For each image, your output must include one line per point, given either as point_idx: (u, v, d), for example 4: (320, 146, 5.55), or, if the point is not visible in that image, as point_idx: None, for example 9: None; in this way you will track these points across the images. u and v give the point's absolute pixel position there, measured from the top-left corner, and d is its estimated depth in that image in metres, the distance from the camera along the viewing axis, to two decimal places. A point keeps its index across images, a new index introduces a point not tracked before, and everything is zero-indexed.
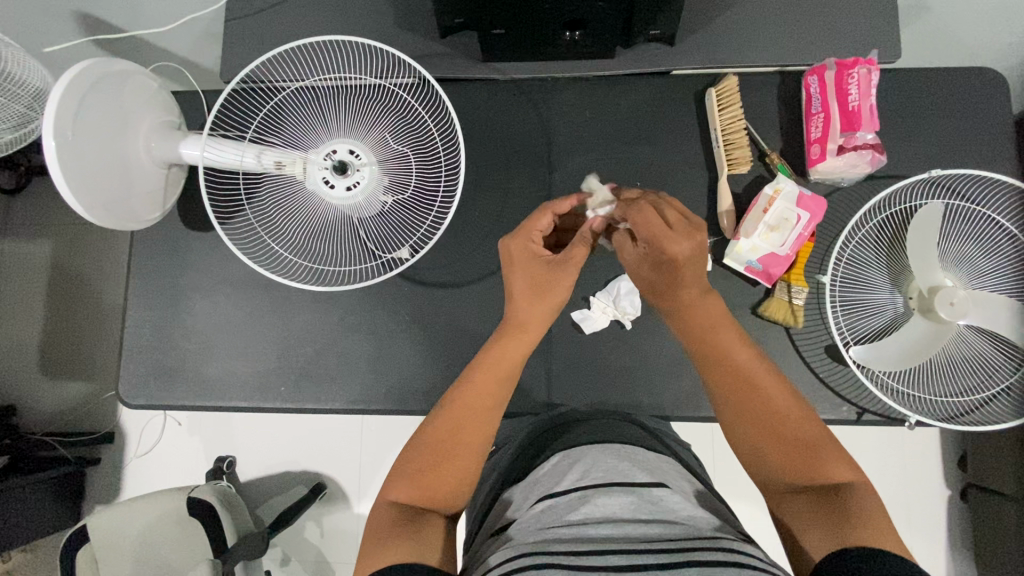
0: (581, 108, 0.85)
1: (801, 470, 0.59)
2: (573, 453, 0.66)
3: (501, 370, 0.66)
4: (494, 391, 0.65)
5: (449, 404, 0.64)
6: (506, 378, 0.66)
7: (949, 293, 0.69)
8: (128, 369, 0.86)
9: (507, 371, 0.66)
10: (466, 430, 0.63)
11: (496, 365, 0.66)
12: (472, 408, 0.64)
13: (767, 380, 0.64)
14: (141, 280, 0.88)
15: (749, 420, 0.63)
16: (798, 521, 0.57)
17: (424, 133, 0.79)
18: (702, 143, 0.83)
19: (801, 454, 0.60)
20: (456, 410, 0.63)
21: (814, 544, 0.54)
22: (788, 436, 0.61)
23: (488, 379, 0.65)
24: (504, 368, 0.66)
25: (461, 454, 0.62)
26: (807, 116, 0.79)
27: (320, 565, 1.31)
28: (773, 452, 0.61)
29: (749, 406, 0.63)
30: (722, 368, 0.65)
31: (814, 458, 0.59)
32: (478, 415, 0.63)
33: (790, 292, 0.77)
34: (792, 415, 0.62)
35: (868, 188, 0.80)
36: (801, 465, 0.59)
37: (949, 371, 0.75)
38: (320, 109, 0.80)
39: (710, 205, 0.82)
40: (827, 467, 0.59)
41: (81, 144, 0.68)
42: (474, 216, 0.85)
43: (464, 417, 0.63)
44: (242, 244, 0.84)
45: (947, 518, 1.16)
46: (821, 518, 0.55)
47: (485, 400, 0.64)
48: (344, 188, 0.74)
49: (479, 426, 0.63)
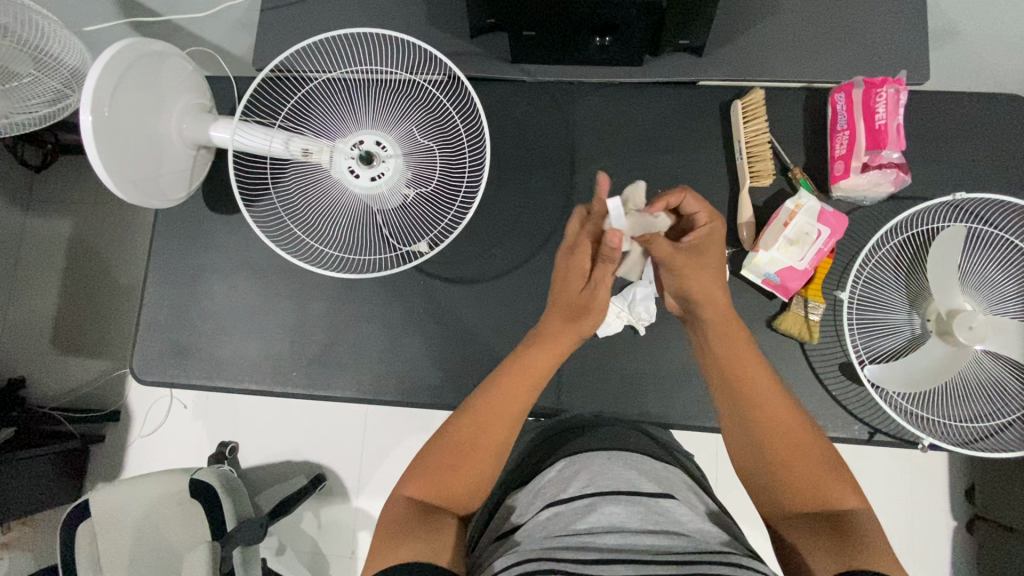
0: (606, 113, 0.86)
1: (808, 489, 0.59)
2: (578, 460, 0.65)
3: (530, 382, 0.65)
4: (518, 402, 0.65)
5: (471, 408, 0.64)
6: (532, 391, 0.66)
7: (969, 317, 0.68)
8: (144, 346, 0.87)
9: (533, 383, 0.66)
10: (483, 424, 0.63)
11: (526, 368, 0.66)
12: (497, 410, 0.64)
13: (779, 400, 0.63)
14: (162, 259, 0.89)
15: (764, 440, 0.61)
16: (802, 541, 0.56)
17: (451, 128, 0.80)
18: (724, 154, 0.84)
19: (812, 477, 0.59)
20: (481, 416, 0.63)
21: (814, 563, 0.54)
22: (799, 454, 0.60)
23: (514, 386, 0.65)
24: (532, 378, 0.65)
25: (477, 456, 0.62)
26: (833, 132, 0.79)
27: (315, 556, 1.31)
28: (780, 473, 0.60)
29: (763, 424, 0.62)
30: (733, 389, 0.65)
31: (822, 480, 0.59)
32: (501, 427, 0.63)
33: (807, 306, 0.77)
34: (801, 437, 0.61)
35: (890, 208, 0.80)
36: (809, 484, 0.59)
37: (965, 397, 0.74)
38: (350, 101, 0.81)
39: (730, 216, 0.82)
40: (832, 489, 0.58)
41: (118, 121, 0.70)
42: (494, 214, 0.86)
43: (482, 424, 0.63)
44: (265, 226, 0.85)
45: (952, 549, 1.14)
46: (825, 540, 0.55)
47: (511, 407, 0.64)
48: (369, 178, 0.74)
49: (498, 434, 0.63)
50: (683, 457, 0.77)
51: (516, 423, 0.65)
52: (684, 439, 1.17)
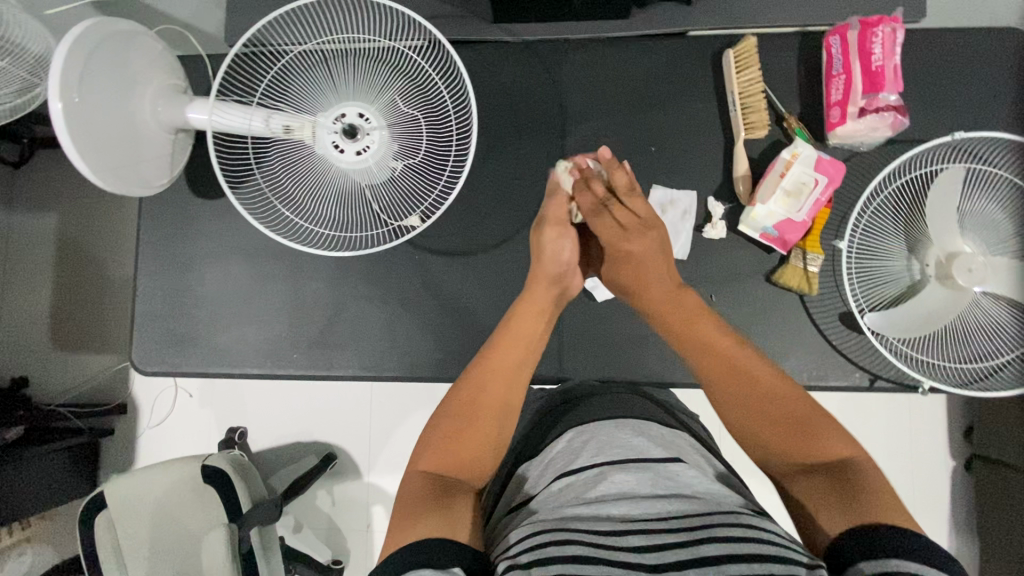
0: (593, 71, 0.84)
1: (797, 446, 0.58)
2: (584, 430, 0.65)
3: (523, 343, 0.70)
4: (515, 361, 0.69)
5: (476, 370, 0.68)
6: (527, 351, 0.70)
7: (968, 259, 0.69)
8: (142, 337, 0.87)
9: (528, 344, 0.70)
10: (494, 387, 0.66)
11: (517, 331, 0.70)
12: (500, 366, 0.68)
13: (755, 368, 0.63)
14: (152, 249, 0.88)
15: (748, 406, 0.61)
16: (806, 498, 0.55)
17: (434, 96, 0.77)
18: (717, 107, 0.82)
19: (800, 433, 0.58)
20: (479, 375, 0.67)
21: (826, 522, 0.52)
22: (779, 414, 0.60)
23: (510, 351, 0.69)
24: (526, 339, 0.70)
25: (485, 418, 0.64)
26: (828, 77, 0.76)
27: (331, 531, 1.35)
28: (773, 437, 0.59)
29: (741, 396, 0.62)
30: (709, 359, 0.65)
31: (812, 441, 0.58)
32: (499, 388, 0.66)
33: (805, 258, 0.76)
34: (780, 395, 0.61)
35: (887, 152, 0.79)
36: (800, 441, 0.58)
37: (965, 339, 0.74)
38: (328, 72, 0.77)
39: (726, 170, 0.81)
40: (823, 442, 0.57)
41: (87, 108, 0.67)
42: (486, 181, 0.84)
43: (491, 385, 0.67)
44: (250, 209, 0.81)
45: (951, 487, 1.18)
46: (829, 497, 0.53)
47: (508, 367, 0.68)
48: (354, 152, 0.73)
49: (499, 397, 0.66)
50: (682, 415, 0.78)
51: (516, 387, 0.68)
52: (687, 397, 1.19)
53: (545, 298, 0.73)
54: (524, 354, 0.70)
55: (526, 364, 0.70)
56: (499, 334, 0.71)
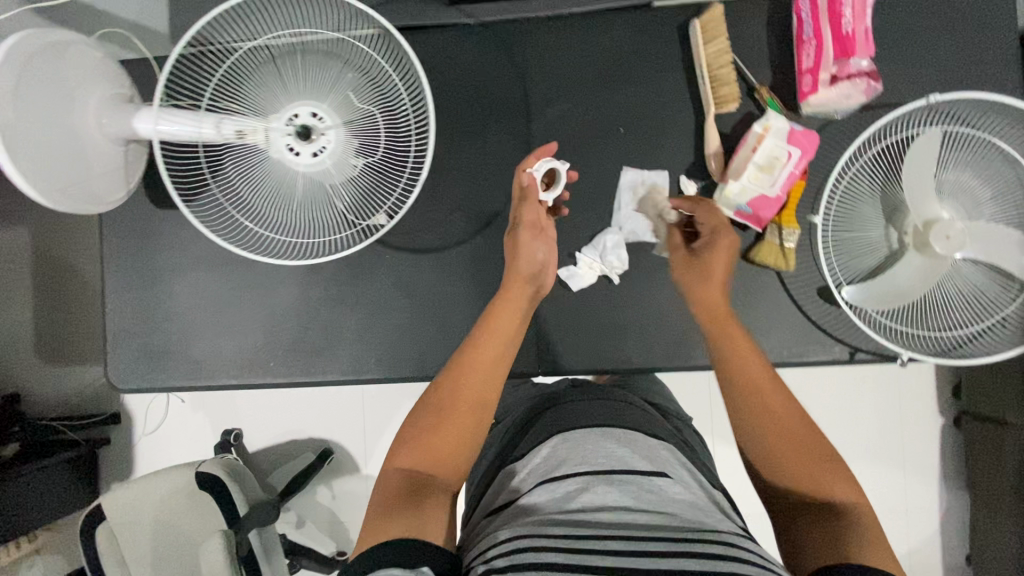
0: (556, 51, 0.80)
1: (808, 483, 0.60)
2: (569, 438, 0.65)
3: (505, 336, 0.68)
4: (495, 356, 0.67)
5: (457, 363, 0.67)
6: (508, 345, 0.68)
7: (946, 227, 0.68)
8: (116, 354, 0.85)
9: (509, 336, 0.68)
10: (474, 384, 0.65)
11: (499, 325, 0.69)
12: (480, 361, 0.67)
13: (784, 401, 0.64)
14: (118, 264, 0.86)
15: (769, 432, 0.62)
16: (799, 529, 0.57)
17: (389, 88, 0.74)
18: (686, 81, 0.78)
19: (814, 474, 0.60)
20: (461, 369, 0.66)
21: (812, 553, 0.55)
22: (800, 450, 0.61)
23: (492, 345, 0.67)
24: (506, 331, 0.69)
25: (469, 408, 0.64)
26: (799, 43, 0.73)
27: (335, 524, 1.37)
28: (788, 468, 0.61)
29: (769, 424, 0.63)
30: (740, 381, 0.65)
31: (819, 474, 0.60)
32: (480, 385, 0.65)
33: (781, 234, 0.74)
34: (804, 433, 0.62)
35: (863, 118, 0.76)
36: (812, 480, 0.60)
37: (943, 306, 0.73)
38: (276, 70, 0.73)
39: (697, 146, 0.78)
40: (833, 486, 0.59)
41: (26, 125, 0.63)
42: (453, 173, 0.82)
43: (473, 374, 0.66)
44: (207, 221, 0.79)
45: (940, 442, 1.20)
46: (825, 533, 0.55)
47: (490, 362, 0.67)
48: (310, 154, 0.71)
49: (479, 393, 0.65)
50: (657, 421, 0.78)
51: (496, 381, 0.67)
52: (676, 374, 1.19)
53: (521, 292, 0.71)
54: (509, 344, 0.69)
55: (507, 358, 0.68)
56: (480, 326, 0.69)
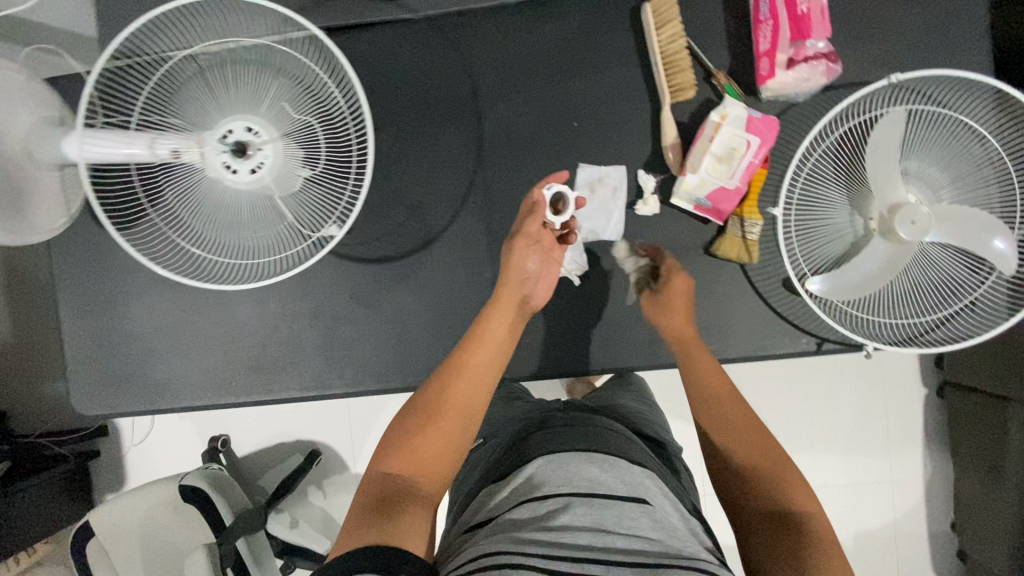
0: (504, 43, 0.77)
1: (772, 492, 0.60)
2: (554, 459, 0.63)
3: (498, 340, 0.67)
4: (485, 363, 0.66)
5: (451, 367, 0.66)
6: (500, 348, 0.67)
7: (911, 212, 0.65)
8: (78, 381, 0.84)
9: (500, 342, 0.67)
10: (466, 391, 0.64)
11: (489, 330, 0.67)
12: (471, 365, 0.66)
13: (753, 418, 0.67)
14: (71, 290, 0.84)
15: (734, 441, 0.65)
16: (759, 542, 0.57)
17: (324, 95, 0.70)
18: (640, 70, 0.75)
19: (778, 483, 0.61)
20: (448, 378, 0.65)
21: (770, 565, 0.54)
22: (766, 460, 0.63)
23: (484, 351, 0.66)
24: (496, 337, 0.67)
25: (449, 423, 0.63)
26: (756, 24, 0.70)
27: (328, 523, 1.38)
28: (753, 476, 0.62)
29: (738, 435, 0.66)
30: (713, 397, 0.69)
31: (783, 483, 0.61)
32: (472, 391, 0.64)
33: (743, 227, 0.72)
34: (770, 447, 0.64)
35: (826, 100, 0.73)
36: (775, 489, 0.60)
37: (906, 293, 0.71)
38: (205, 81, 0.69)
39: (654, 138, 0.75)
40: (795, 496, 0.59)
41: None
42: (405, 179, 0.79)
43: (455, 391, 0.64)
44: (147, 248, 0.77)
45: (924, 414, 1.20)
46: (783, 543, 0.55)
47: (484, 367, 0.66)
48: (248, 171, 0.68)
49: (467, 400, 0.64)
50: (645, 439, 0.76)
51: (488, 386, 0.66)
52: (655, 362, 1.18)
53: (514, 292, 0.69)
54: (501, 350, 0.67)
55: (499, 364, 0.67)
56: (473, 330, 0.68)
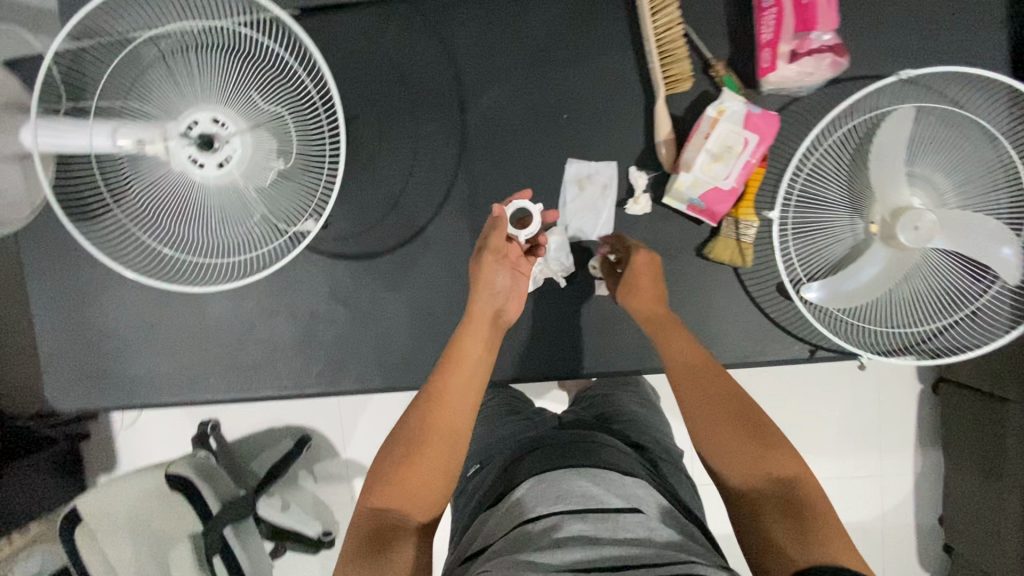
0: (491, 26, 0.72)
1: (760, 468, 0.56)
2: (545, 476, 0.59)
3: (477, 356, 0.65)
4: (466, 380, 0.63)
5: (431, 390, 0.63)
6: (480, 364, 0.65)
7: (915, 216, 0.61)
8: (53, 375, 0.82)
9: (479, 358, 0.65)
10: (447, 412, 0.61)
11: (468, 344, 0.65)
12: (452, 385, 0.63)
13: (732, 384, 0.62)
14: (42, 283, 0.81)
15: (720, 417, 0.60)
16: (756, 530, 0.53)
17: (296, 85, 0.68)
18: (634, 59, 0.70)
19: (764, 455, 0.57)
20: (426, 401, 0.62)
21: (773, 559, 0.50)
22: (750, 430, 0.58)
23: (466, 367, 0.64)
24: (476, 353, 0.65)
25: (434, 453, 0.59)
26: (758, 12, 0.65)
27: (318, 507, 1.37)
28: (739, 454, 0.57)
29: (717, 410, 0.60)
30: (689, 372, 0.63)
31: (767, 455, 0.56)
32: (453, 413, 0.61)
33: (737, 228, 0.69)
34: (754, 416, 0.60)
35: (830, 94, 0.68)
36: (762, 465, 0.56)
37: (899, 305, 0.69)
38: (166, 70, 0.65)
39: (648, 133, 0.71)
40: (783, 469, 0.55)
41: None
42: (384, 171, 0.75)
43: (435, 412, 0.61)
44: (110, 247, 0.72)
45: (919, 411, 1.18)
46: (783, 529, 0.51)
47: (465, 384, 0.63)
48: (215, 166, 0.62)
49: (449, 421, 0.61)
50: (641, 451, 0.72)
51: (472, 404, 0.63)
52: None
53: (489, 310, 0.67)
54: (481, 367, 0.65)
55: (480, 380, 0.64)
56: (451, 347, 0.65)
